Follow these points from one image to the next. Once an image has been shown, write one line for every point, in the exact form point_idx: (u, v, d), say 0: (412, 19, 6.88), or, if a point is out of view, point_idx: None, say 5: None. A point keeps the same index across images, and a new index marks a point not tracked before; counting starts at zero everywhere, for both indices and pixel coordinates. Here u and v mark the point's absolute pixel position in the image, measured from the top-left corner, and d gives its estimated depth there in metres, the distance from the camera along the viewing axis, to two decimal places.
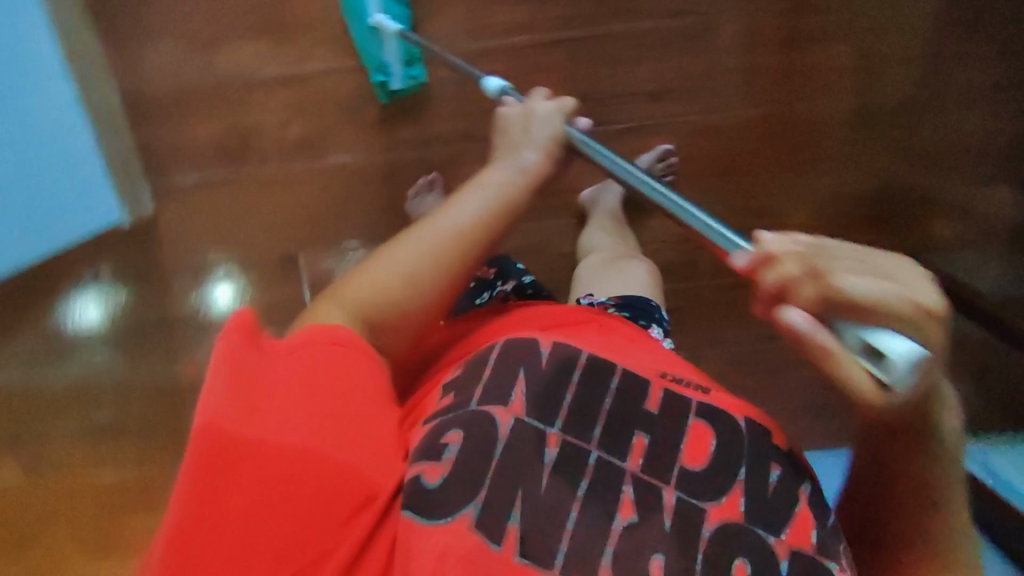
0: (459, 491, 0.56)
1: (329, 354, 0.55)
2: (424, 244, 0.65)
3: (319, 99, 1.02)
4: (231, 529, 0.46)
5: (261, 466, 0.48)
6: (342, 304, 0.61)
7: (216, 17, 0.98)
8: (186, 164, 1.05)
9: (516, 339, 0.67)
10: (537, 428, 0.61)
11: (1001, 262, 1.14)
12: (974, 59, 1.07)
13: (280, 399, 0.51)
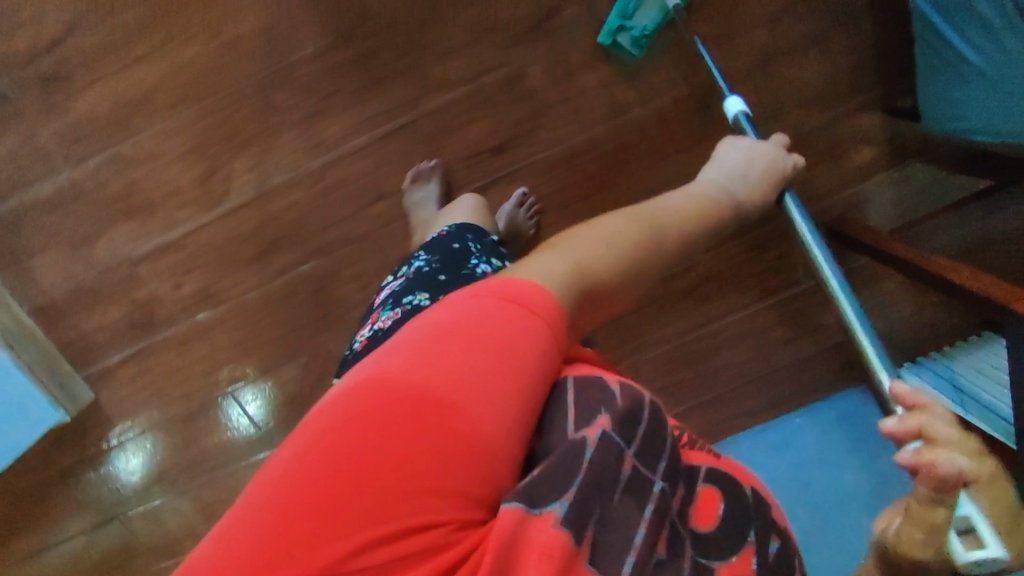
0: (550, 485, 0.45)
1: (518, 322, 0.46)
2: (627, 231, 0.60)
3: (197, 256, 1.08)
4: (342, 489, 0.39)
5: (410, 417, 0.41)
6: (562, 258, 0.53)
7: (83, 218, 1.05)
8: (109, 348, 1.12)
9: (583, 374, 0.55)
10: (618, 447, 0.50)
11: (892, 189, 1.13)
12: (793, 12, 1.07)
13: (447, 365, 0.44)
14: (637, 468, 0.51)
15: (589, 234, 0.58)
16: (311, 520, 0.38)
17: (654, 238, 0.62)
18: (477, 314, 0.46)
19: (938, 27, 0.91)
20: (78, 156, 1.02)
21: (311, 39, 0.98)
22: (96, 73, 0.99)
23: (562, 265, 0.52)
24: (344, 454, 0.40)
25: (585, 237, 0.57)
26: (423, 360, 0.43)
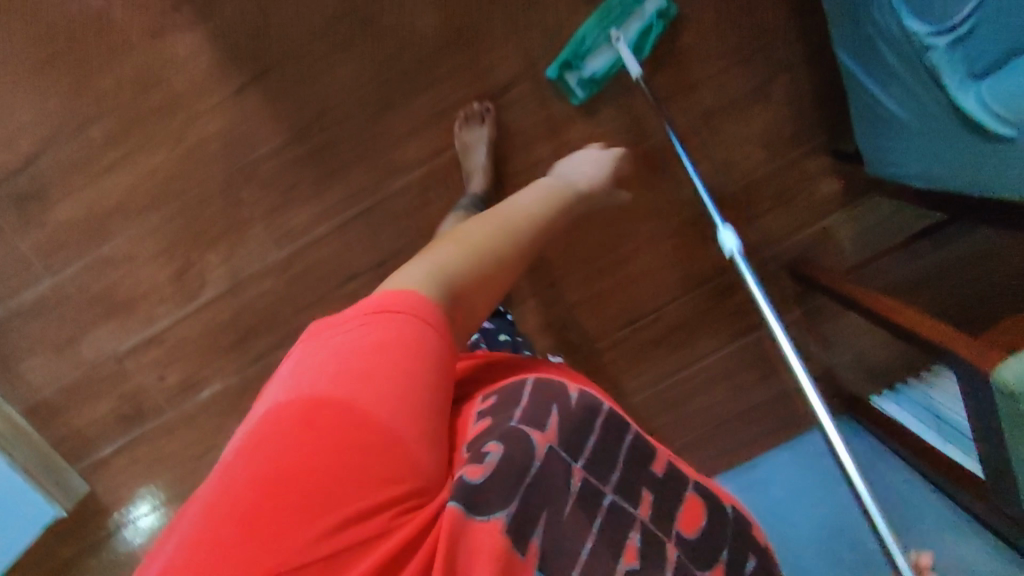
0: (500, 486, 0.47)
1: (409, 323, 0.49)
2: (487, 226, 0.61)
3: (178, 347, 1.13)
4: (267, 505, 0.41)
5: (317, 428, 0.44)
6: (430, 263, 0.55)
7: (66, 322, 1.10)
8: (101, 440, 1.17)
9: (545, 382, 0.58)
10: (565, 460, 0.51)
11: (847, 228, 1.17)
12: (736, 67, 1.07)
13: (348, 373, 0.46)
14: (589, 483, 0.52)
15: (459, 239, 0.60)
16: (236, 541, 0.40)
17: (518, 224, 0.62)
18: (363, 327, 0.50)
19: (859, 78, 0.93)
20: (56, 266, 1.07)
21: (268, 137, 1.01)
22: (66, 188, 1.03)
23: (428, 270, 0.54)
24: (263, 473, 0.43)
25: (452, 246, 0.58)
26: (324, 374, 0.47)
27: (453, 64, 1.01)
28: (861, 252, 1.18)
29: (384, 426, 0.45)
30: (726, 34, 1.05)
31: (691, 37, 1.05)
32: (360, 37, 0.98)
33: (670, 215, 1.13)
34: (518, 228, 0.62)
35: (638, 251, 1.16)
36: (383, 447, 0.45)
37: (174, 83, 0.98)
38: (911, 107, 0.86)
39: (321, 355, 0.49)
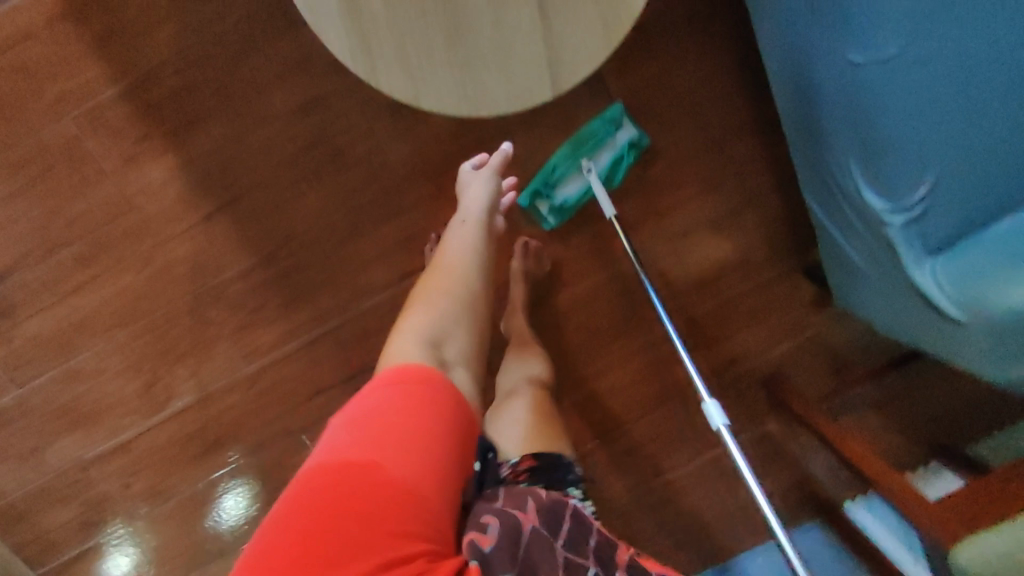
0: (499, 561, 0.62)
1: (419, 395, 0.65)
2: (454, 272, 0.82)
3: (142, 458, 1.11)
4: (329, 538, 0.56)
5: (357, 482, 0.59)
6: (422, 326, 0.75)
7: (31, 432, 1.09)
8: (64, 545, 1.14)
9: (515, 487, 0.69)
10: (548, 538, 0.65)
11: (822, 347, 1.14)
12: (702, 194, 1.08)
13: (384, 438, 0.62)
14: (567, 560, 0.64)
15: (434, 289, 0.80)
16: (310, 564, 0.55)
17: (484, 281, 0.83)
18: (400, 398, 0.65)
19: (828, 227, 0.95)
20: (23, 377, 1.06)
21: (238, 259, 1.03)
22: (36, 305, 1.03)
23: (420, 336, 0.74)
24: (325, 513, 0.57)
25: (434, 297, 0.79)
26: (363, 437, 0.62)
27: (421, 193, 1.02)
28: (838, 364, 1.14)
29: (418, 492, 0.60)
30: (693, 164, 1.07)
31: (660, 166, 1.07)
32: (331, 167, 1.00)
33: (643, 334, 1.13)
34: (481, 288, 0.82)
35: (608, 367, 1.15)
36: (415, 506, 0.60)
37: (146, 208, 1.00)
38: (871, 262, 0.86)
39: (355, 422, 0.63)
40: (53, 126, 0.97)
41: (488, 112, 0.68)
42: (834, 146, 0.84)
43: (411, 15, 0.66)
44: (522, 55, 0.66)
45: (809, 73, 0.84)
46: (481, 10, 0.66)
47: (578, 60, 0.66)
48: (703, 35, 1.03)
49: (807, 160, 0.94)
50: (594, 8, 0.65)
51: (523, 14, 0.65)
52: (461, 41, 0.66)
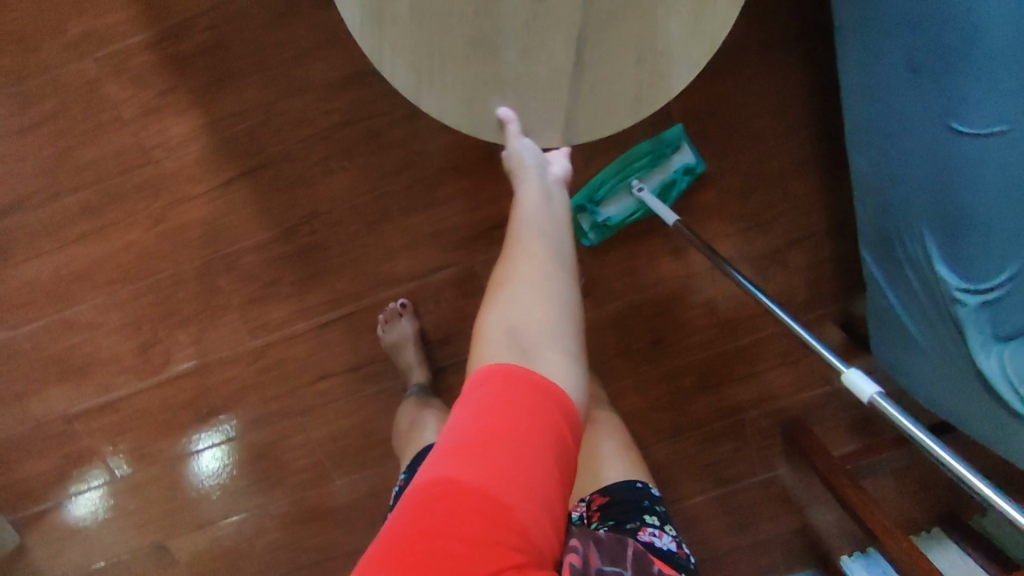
0: None
1: (515, 390, 0.46)
2: (523, 254, 0.57)
3: (131, 418, 1.07)
4: None
5: (437, 505, 0.40)
6: (499, 322, 0.52)
7: (18, 377, 1.04)
8: (42, 494, 1.11)
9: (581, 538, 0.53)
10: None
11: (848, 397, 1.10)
12: (750, 229, 1.02)
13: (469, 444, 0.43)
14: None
15: (504, 278, 0.56)
16: None
17: (566, 263, 0.58)
18: (484, 398, 0.46)
19: (879, 285, 0.88)
20: (14, 322, 1.01)
21: (254, 232, 0.97)
22: (35, 249, 0.98)
23: (503, 331, 0.51)
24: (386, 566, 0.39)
25: (507, 289, 0.55)
26: (448, 448, 0.43)
27: (458, 187, 0.96)
28: (861, 417, 1.11)
29: (520, 515, 0.41)
30: (744, 195, 1.01)
31: (708, 194, 1.02)
32: (366, 146, 0.95)
33: (670, 363, 1.10)
34: (559, 271, 0.57)
35: (628, 390, 1.11)
36: (519, 541, 0.40)
37: (163, 163, 0.95)
38: (928, 334, 0.80)
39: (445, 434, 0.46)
40: (70, 65, 0.92)
41: (487, 133, 0.65)
42: (904, 213, 0.77)
43: (440, 9, 0.61)
44: (541, 94, 0.64)
45: (888, 127, 0.77)
46: (516, 33, 0.62)
47: (596, 117, 0.64)
48: (773, 62, 0.97)
49: (870, 218, 0.86)
50: (626, 80, 0.63)
51: (558, 52, 0.62)
52: (483, 58, 0.63)
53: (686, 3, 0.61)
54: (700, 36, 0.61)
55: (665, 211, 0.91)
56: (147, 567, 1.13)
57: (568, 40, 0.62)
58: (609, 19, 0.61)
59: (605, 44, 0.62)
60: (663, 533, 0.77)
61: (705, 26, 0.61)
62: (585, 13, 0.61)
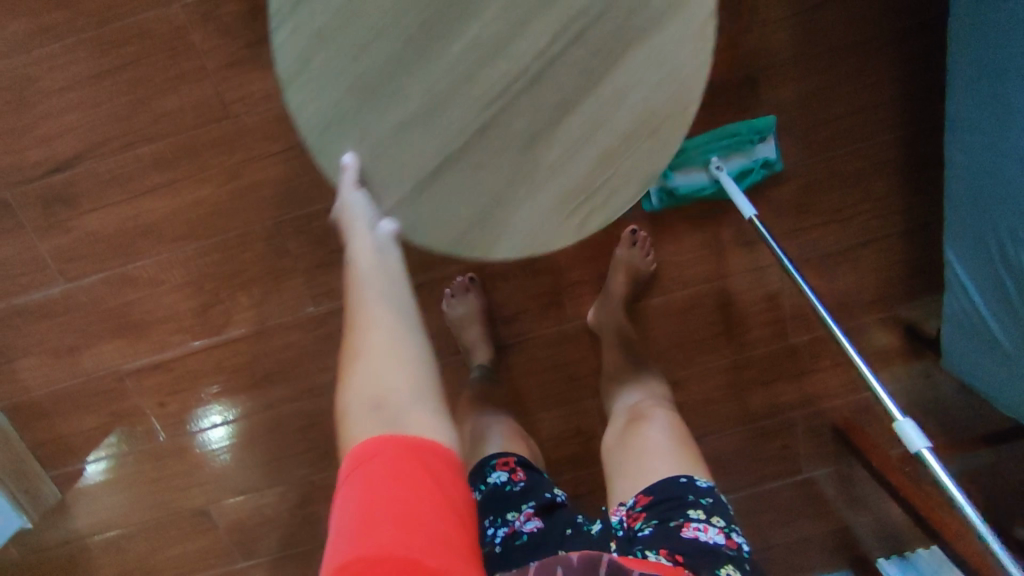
0: None
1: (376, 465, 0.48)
2: (370, 316, 0.57)
3: (184, 378, 1.05)
4: None
5: None
6: (359, 397, 0.52)
7: (71, 331, 1.02)
8: (85, 451, 1.08)
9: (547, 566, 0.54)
10: None
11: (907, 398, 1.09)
12: (827, 225, 1.01)
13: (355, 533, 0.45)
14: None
15: (354, 348, 0.56)
16: None
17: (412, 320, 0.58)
18: (359, 481, 0.48)
19: (961, 278, 0.86)
20: (73, 273, 0.99)
21: (327, 195, 0.95)
22: (102, 199, 0.95)
23: (366, 408, 0.52)
24: None
25: (357, 367, 0.54)
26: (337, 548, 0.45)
27: None
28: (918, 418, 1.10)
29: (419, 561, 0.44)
30: (822, 192, 1.00)
31: (784, 188, 1.00)
32: None
33: (730, 356, 1.07)
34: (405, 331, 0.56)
35: (687, 380, 1.08)
36: None
37: (242, 118, 0.93)
38: (1012, 336, 0.78)
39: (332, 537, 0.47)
40: (155, 10, 0.89)
41: (322, 160, 0.58)
42: (1004, 207, 0.76)
43: (371, 23, 0.55)
44: (384, 175, 0.59)
45: (992, 120, 0.76)
46: (405, 105, 0.57)
47: (418, 224, 0.60)
48: (869, 55, 0.94)
49: (964, 215, 0.84)
50: (462, 213, 0.60)
51: (425, 152, 0.58)
52: (366, 104, 0.57)
53: (546, 202, 0.59)
54: (541, 232, 0.60)
55: (745, 202, 0.87)
56: (188, 530, 1.12)
57: (438, 153, 0.58)
58: (478, 164, 0.59)
59: (463, 175, 0.59)
60: (710, 526, 0.63)
61: (545, 232, 0.60)
62: (462, 139, 0.58)
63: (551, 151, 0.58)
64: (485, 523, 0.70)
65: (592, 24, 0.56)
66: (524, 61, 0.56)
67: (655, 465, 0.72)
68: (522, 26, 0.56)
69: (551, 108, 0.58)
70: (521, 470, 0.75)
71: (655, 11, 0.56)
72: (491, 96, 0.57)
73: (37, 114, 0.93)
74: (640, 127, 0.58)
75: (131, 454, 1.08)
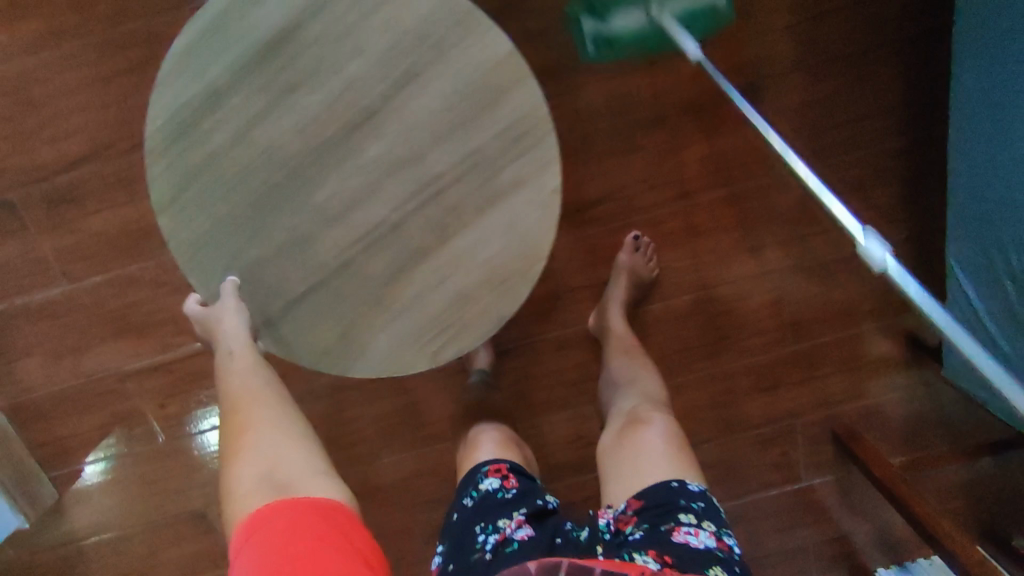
0: None
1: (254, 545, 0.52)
2: (257, 410, 0.65)
3: (186, 381, 1.05)
4: None
5: None
6: (251, 475, 0.59)
7: (73, 331, 1.02)
8: (84, 452, 1.08)
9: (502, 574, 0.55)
10: None
11: (908, 406, 1.09)
12: (829, 233, 1.02)
13: None
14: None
15: (241, 439, 0.62)
16: None
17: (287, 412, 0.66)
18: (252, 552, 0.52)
19: (961, 284, 0.87)
20: (76, 273, 0.99)
21: None
22: (107, 200, 0.96)
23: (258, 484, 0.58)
24: None
25: (243, 461, 0.61)
26: None
27: None
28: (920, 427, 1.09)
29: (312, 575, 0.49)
30: (822, 201, 1.01)
31: (786, 196, 1.01)
32: None
33: (730, 363, 1.08)
34: (280, 421, 0.64)
35: (686, 386, 1.08)
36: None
37: None
38: None
39: None
40: (166, 15, 0.90)
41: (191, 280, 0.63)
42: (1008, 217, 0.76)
43: (241, 167, 0.60)
44: (249, 301, 0.63)
45: (994, 126, 0.77)
46: (270, 242, 0.61)
47: (284, 342, 0.63)
48: (872, 65, 0.95)
49: (969, 230, 0.85)
50: (323, 336, 0.63)
51: (287, 282, 0.62)
52: (233, 237, 0.61)
53: (400, 335, 0.62)
54: (390, 366, 0.62)
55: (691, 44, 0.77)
56: (185, 533, 1.11)
57: (302, 282, 0.62)
58: (338, 296, 0.62)
59: (323, 304, 0.62)
60: (700, 530, 0.64)
61: (399, 360, 0.62)
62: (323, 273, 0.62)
63: (400, 294, 0.62)
64: (475, 529, 0.67)
65: (445, 184, 0.60)
66: (379, 215, 0.61)
67: (650, 469, 0.73)
68: (381, 182, 0.60)
69: (403, 256, 0.61)
70: (514, 477, 0.73)
71: (514, 170, 0.60)
72: (351, 240, 0.61)
73: (45, 115, 0.93)
74: (485, 280, 0.62)
75: (130, 456, 1.08)
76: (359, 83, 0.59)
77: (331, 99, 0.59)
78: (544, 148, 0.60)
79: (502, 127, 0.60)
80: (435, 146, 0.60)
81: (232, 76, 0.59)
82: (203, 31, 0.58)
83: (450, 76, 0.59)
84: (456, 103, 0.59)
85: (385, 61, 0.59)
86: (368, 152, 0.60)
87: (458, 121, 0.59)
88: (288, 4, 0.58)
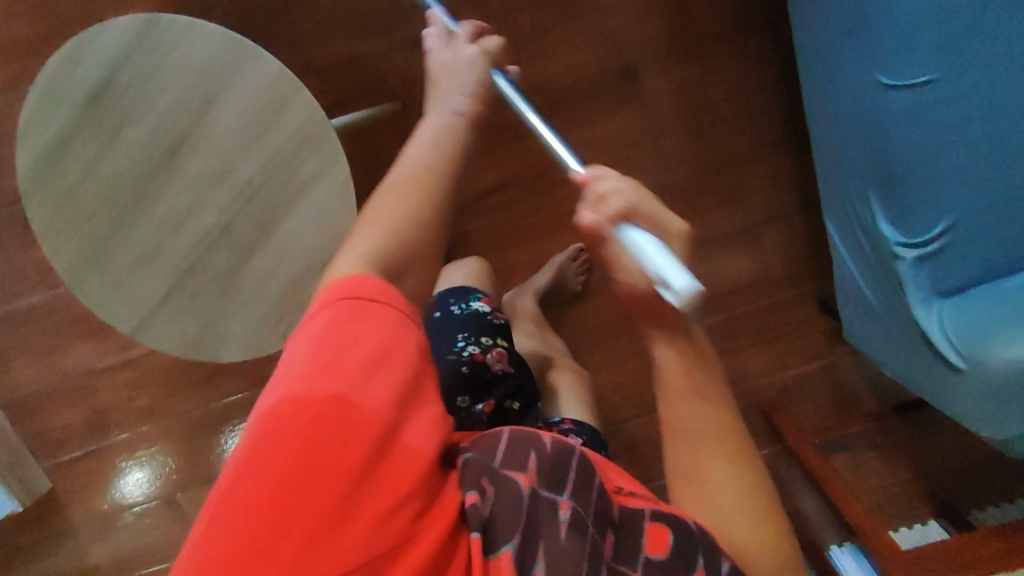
0: (503, 525, 0.47)
1: (368, 321, 0.42)
2: (423, 165, 0.51)
3: (150, 374, 1.19)
4: (304, 484, 0.38)
5: (328, 430, 0.39)
6: (370, 238, 0.47)
7: (52, 333, 1.17)
8: (68, 443, 1.21)
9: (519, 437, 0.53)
10: (550, 498, 0.50)
11: (848, 370, 1.08)
12: (727, 205, 1.05)
13: (348, 373, 0.40)
14: (594, 546, 0.50)
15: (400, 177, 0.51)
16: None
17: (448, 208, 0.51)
18: (368, 322, 0.42)
19: (836, 247, 0.90)
20: (53, 281, 1.14)
21: None
22: None
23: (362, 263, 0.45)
24: (280, 467, 0.38)
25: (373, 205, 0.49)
26: (329, 371, 0.40)
27: None
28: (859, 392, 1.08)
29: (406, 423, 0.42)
30: (714, 175, 1.05)
31: (678, 170, 1.04)
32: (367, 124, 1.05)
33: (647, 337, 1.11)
34: (434, 214, 0.49)
35: (609, 363, 1.12)
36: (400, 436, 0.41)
37: None
38: (882, 300, 0.81)
39: (316, 350, 0.40)
40: None
41: (76, 296, 0.71)
42: (861, 183, 0.79)
43: (92, 197, 0.69)
44: (118, 310, 0.71)
45: (830, 94, 0.81)
46: (129, 257, 0.71)
47: (155, 336, 0.72)
48: (748, 40, 1.02)
49: (832, 195, 0.88)
50: (187, 327, 0.72)
51: (150, 287, 0.72)
52: (99, 256, 0.70)
53: (251, 318, 0.73)
54: (251, 344, 0.74)
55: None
56: (160, 517, 1.22)
57: (162, 283, 0.72)
58: (195, 291, 0.72)
59: (184, 300, 0.72)
60: None
61: (255, 338, 0.74)
62: (180, 274, 0.72)
63: (244, 284, 0.73)
64: (456, 338, 0.79)
65: (257, 187, 0.71)
66: (212, 222, 0.71)
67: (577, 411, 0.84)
68: (207, 194, 0.71)
69: (238, 252, 0.72)
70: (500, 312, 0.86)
71: (312, 167, 0.71)
72: (193, 245, 0.72)
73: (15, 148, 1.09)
74: (309, 265, 0.73)
75: (107, 445, 1.21)
76: (171, 113, 0.69)
77: (151, 131, 0.69)
78: (331, 145, 0.71)
79: (292, 132, 0.71)
80: (244, 160, 0.71)
81: (66, 124, 0.68)
82: (34, 93, 0.67)
83: (242, 99, 0.70)
84: (252, 119, 0.70)
85: (190, 93, 0.69)
86: (191, 170, 0.70)
87: (259, 135, 0.70)
88: (105, 58, 0.68)
